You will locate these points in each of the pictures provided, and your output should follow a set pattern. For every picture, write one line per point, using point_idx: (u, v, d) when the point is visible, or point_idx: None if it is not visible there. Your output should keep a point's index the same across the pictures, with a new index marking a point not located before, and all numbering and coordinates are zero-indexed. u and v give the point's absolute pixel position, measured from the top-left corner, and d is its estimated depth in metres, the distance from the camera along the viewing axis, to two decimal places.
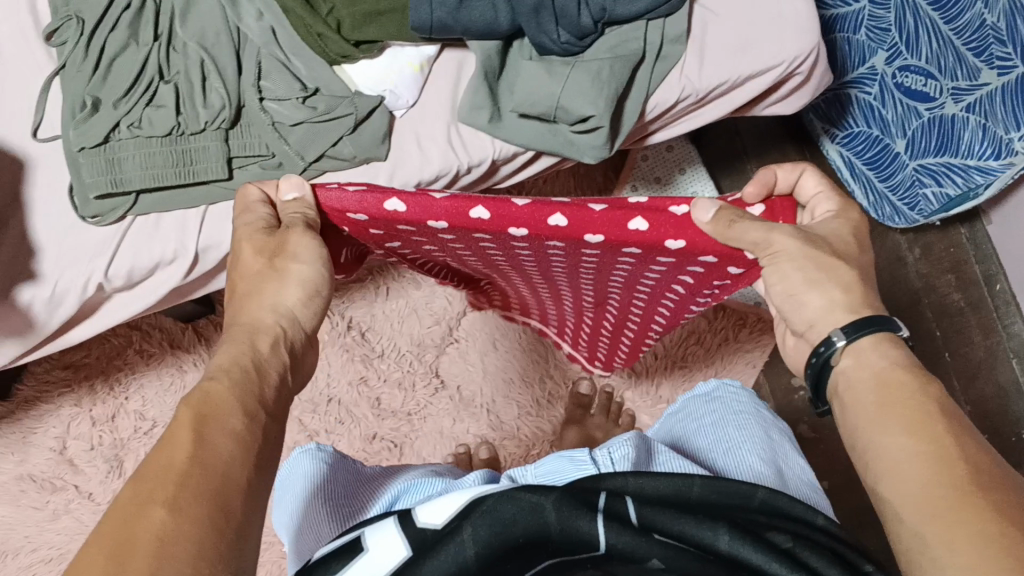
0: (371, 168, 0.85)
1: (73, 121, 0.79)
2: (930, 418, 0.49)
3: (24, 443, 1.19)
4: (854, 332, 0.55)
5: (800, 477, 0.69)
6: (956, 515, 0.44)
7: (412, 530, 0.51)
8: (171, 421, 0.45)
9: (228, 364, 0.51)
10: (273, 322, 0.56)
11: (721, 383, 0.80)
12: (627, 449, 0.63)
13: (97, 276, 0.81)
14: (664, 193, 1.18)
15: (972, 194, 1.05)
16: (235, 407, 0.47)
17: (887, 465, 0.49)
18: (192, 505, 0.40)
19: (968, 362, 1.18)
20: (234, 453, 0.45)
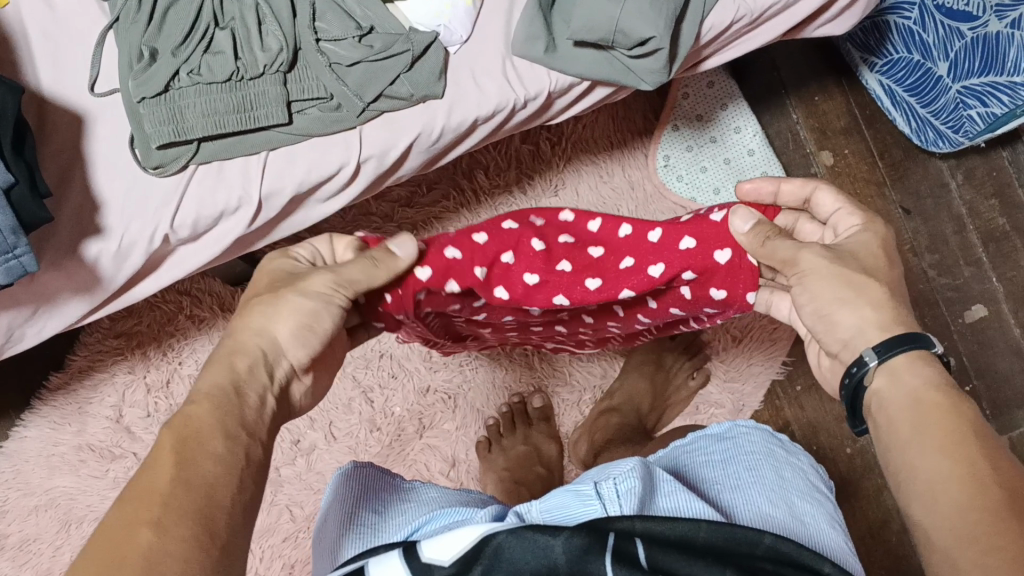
0: (428, 108, 0.85)
1: (132, 71, 0.80)
2: (961, 442, 0.52)
3: (81, 413, 1.19)
4: (885, 352, 0.58)
5: (817, 519, 0.60)
6: (991, 542, 0.46)
7: (418, 566, 0.50)
8: (155, 447, 0.49)
9: (210, 388, 0.54)
10: (257, 347, 0.58)
11: (734, 422, 0.70)
12: (634, 481, 0.55)
13: (164, 227, 0.81)
14: (706, 130, 1.26)
15: (1018, 111, 1.05)
16: (216, 432, 0.51)
17: (923, 484, 0.52)
18: (175, 528, 0.44)
19: (1017, 285, 1.21)
20: (216, 475, 0.48)
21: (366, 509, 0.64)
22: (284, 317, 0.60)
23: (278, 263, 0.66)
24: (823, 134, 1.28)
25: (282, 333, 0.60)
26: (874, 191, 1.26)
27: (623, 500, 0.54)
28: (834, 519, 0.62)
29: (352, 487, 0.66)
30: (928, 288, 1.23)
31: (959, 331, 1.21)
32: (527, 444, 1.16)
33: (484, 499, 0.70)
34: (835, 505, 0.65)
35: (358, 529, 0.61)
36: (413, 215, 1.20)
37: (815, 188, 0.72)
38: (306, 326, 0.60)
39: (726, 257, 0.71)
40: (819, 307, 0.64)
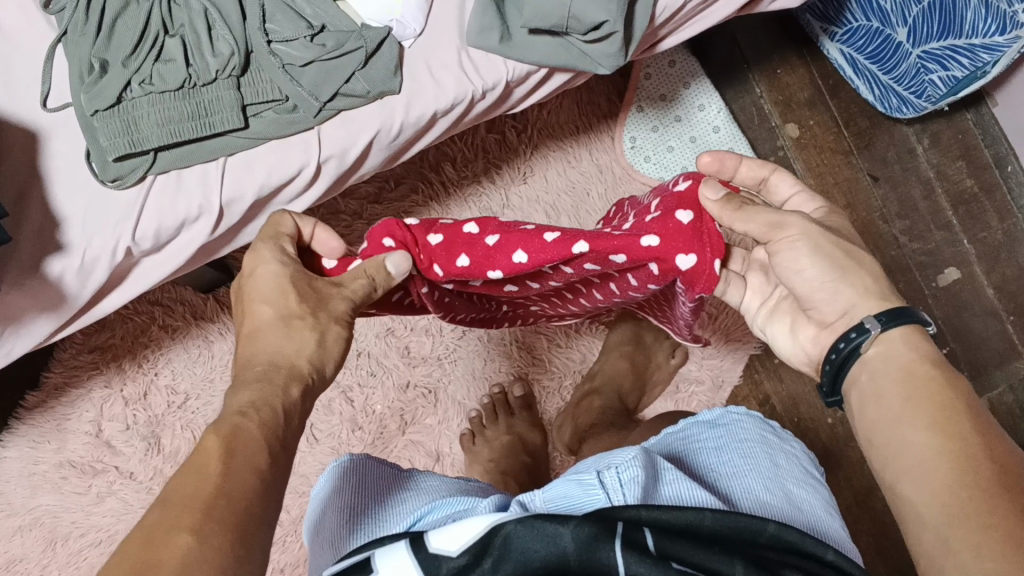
0: (386, 104, 0.85)
1: (83, 85, 0.79)
2: (955, 419, 0.53)
3: (59, 430, 1.17)
4: (888, 322, 0.59)
5: (813, 504, 0.61)
6: (981, 516, 0.47)
7: (424, 558, 0.50)
8: (200, 450, 0.48)
9: (258, 402, 0.53)
10: (307, 367, 0.59)
11: (724, 407, 0.69)
12: (637, 470, 0.55)
13: (125, 240, 0.80)
14: (670, 109, 1.26)
15: (980, 73, 1.05)
16: (261, 448, 0.50)
17: (912, 459, 0.53)
18: (215, 534, 0.43)
19: (988, 246, 1.20)
20: (256, 490, 0.48)
21: (366, 496, 0.64)
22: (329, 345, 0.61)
23: (283, 269, 0.62)
24: (788, 107, 1.28)
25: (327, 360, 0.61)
26: (841, 160, 1.27)
27: (627, 489, 0.54)
28: (829, 505, 0.62)
29: (351, 476, 0.66)
30: (899, 254, 1.24)
31: (934, 296, 1.22)
32: (510, 434, 1.15)
33: (483, 487, 0.70)
34: (828, 491, 0.65)
35: (356, 518, 0.61)
36: (381, 211, 1.19)
37: (772, 170, 0.72)
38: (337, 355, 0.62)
39: (687, 218, 0.68)
40: (821, 274, 0.63)
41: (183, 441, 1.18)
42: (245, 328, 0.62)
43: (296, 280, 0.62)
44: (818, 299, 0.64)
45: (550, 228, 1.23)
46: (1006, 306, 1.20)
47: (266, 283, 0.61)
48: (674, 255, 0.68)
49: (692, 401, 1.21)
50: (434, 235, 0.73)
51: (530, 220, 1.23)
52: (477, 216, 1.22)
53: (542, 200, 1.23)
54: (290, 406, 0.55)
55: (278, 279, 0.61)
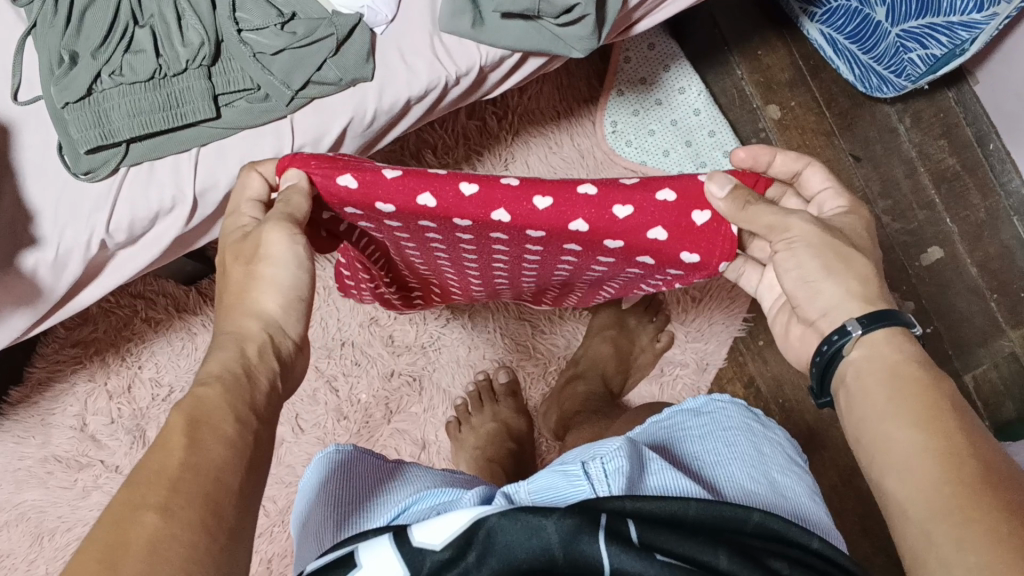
0: (358, 90, 0.85)
1: (53, 77, 0.79)
2: (939, 415, 0.50)
3: (44, 425, 1.17)
4: (870, 324, 0.56)
5: (796, 491, 0.60)
6: (967, 513, 0.45)
7: (409, 551, 0.48)
8: (164, 428, 0.44)
9: (218, 371, 0.50)
10: (258, 330, 0.55)
11: (710, 396, 0.69)
12: (621, 460, 0.54)
13: (99, 232, 0.80)
14: (650, 92, 1.26)
15: (958, 51, 1.05)
16: (228, 412, 0.47)
17: (896, 458, 0.51)
18: (184, 509, 0.40)
19: (970, 224, 1.22)
20: (228, 456, 0.44)
21: (348, 485, 0.63)
22: (272, 288, 0.57)
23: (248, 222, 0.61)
24: (769, 88, 1.27)
25: (272, 308, 0.56)
26: (822, 141, 1.26)
27: (613, 480, 0.53)
28: (813, 492, 0.62)
29: (335, 471, 0.66)
30: (884, 234, 1.22)
31: (917, 274, 1.21)
32: (495, 421, 1.15)
33: (469, 479, 0.70)
34: (812, 479, 0.65)
35: (339, 512, 0.61)
36: None
37: (807, 164, 0.68)
38: (293, 299, 0.57)
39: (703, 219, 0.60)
40: (806, 273, 0.60)
41: None
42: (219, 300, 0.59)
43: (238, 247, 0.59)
44: (798, 294, 0.62)
45: None
46: (989, 284, 1.20)
47: (224, 263, 0.60)
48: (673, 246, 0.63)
49: (677, 384, 1.20)
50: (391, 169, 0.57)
51: None
52: None
53: None
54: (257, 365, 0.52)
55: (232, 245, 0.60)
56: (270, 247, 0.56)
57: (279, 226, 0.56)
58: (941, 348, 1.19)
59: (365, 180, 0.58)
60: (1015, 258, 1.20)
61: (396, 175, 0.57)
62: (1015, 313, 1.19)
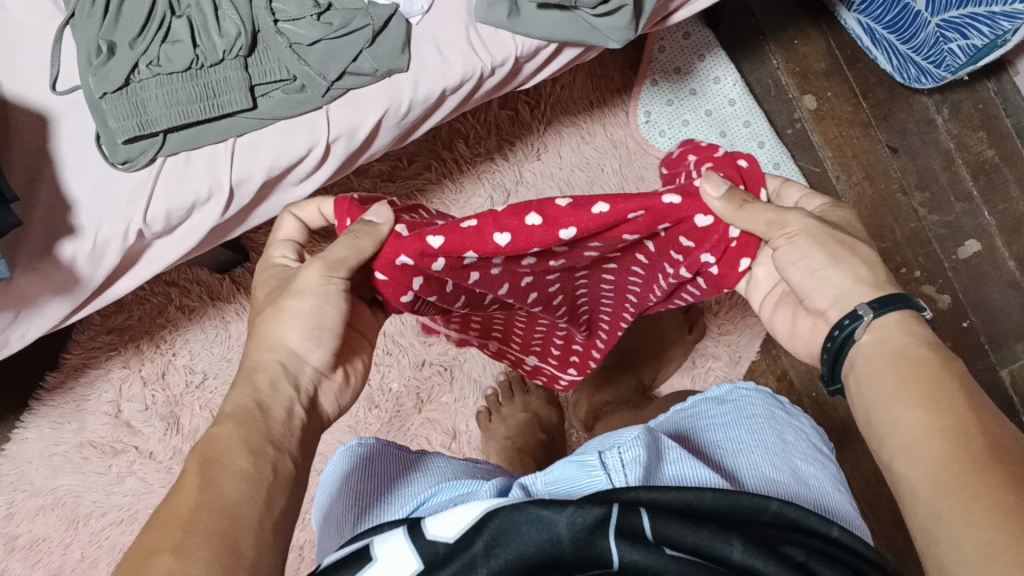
0: (394, 82, 0.85)
1: (91, 67, 0.79)
2: (946, 398, 0.49)
3: (79, 411, 1.18)
4: (880, 309, 0.55)
5: (820, 479, 0.60)
6: (974, 490, 0.44)
7: (423, 544, 0.48)
8: (180, 473, 0.46)
9: (235, 409, 0.52)
10: (273, 359, 0.58)
11: (733, 385, 0.69)
12: (639, 451, 0.54)
13: (136, 222, 0.80)
14: (685, 81, 1.25)
15: (999, 42, 1.03)
16: (241, 449, 0.48)
17: (904, 442, 0.49)
18: (198, 546, 0.41)
19: (1009, 218, 1.20)
20: (243, 493, 0.45)
21: (370, 477, 0.64)
22: (296, 322, 0.60)
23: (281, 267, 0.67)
24: (804, 78, 1.26)
25: (291, 338, 0.60)
26: (859, 132, 1.25)
27: (628, 470, 0.53)
28: (838, 480, 0.62)
29: (358, 461, 0.66)
30: (920, 227, 1.22)
31: (954, 268, 1.20)
32: (526, 411, 1.15)
33: (491, 469, 0.70)
34: (837, 468, 0.64)
35: (363, 503, 0.61)
36: (395, 189, 1.18)
37: None
38: (313, 330, 0.60)
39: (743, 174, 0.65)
40: (813, 264, 0.60)
41: (202, 420, 1.18)
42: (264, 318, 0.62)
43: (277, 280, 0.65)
44: (806, 287, 0.61)
45: None
46: None
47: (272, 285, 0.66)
48: (694, 215, 0.61)
49: (709, 377, 1.20)
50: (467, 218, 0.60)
51: (544, 196, 1.22)
52: (490, 193, 1.21)
53: (556, 176, 1.23)
54: (265, 397, 0.55)
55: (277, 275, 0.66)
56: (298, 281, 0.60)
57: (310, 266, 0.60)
58: (977, 342, 1.18)
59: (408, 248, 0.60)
60: None
61: (441, 241, 0.59)
62: None
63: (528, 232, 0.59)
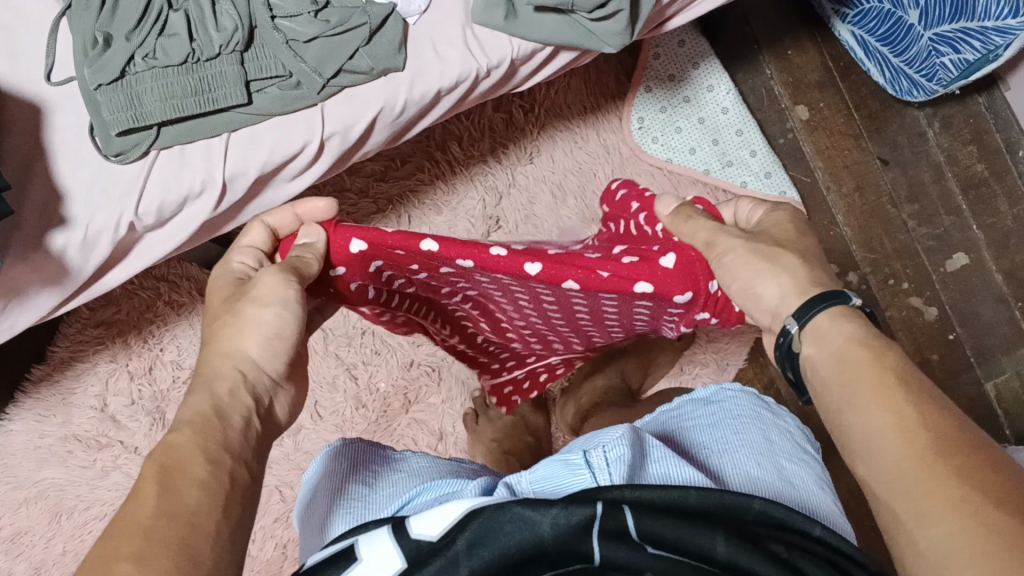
0: (389, 81, 0.85)
1: (87, 58, 0.79)
2: (890, 390, 0.47)
3: (64, 404, 1.17)
4: (803, 316, 0.55)
5: (805, 479, 0.60)
6: (929, 489, 0.42)
7: (407, 544, 0.48)
8: (137, 479, 0.45)
9: (193, 415, 0.50)
10: (233, 369, 0.55)
11: (719, 385, 0.69)
12: (623, 449, 0.54)
13: (128, 215, 0.80)
14: (679, 89, 1.25)
15: (991, 57, 1.04)
16: (200, 456, 0.47)
17: (861, 441, 0.48)
18: (158, 558, 0.40)
19: (997, 231, 1.21)
20: (204, 500, 0.44)
21: (353, 478, 0.63)
22: (255, 330, 0.58)
23: (228, 276, 0.64)
24: (798, 88, 1.27)
25: (254, 349, 0.57)
26: (850, 144, 1.25)
27: (614, 468, 0.53)
28: (822, 480, 0.62)
29: (340, 458, 0.66)
30: (909, 239, 1.23)
31: (942, 280, 1.21)
32: (512, 414, 1.15)
33: (475, 469, 0.70)
34: (821, 468, 0.65)
35: (348, 502, 0.60)
36: (387, 189, 1.19)
37: None
38: (271, 339, 0.58)
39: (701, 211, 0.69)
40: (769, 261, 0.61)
41: None
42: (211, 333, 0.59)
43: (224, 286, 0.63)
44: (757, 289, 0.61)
45: (557, 209, 1.22)
46: (1014, 292, 1.20)
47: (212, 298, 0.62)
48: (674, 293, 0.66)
49: (696, 383, 1.21)
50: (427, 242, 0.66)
51: (536, 200, 1.22)
52: (482, 195, 1.21)
53: (549, 180, 1.23)
54: (224, 404, 0.52)
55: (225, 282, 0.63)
56: (261, 290, 0.60)
57: (275, 274, 0.61)
58: (963, 355, 1.19)
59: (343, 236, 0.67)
60: None
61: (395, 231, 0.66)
62: None
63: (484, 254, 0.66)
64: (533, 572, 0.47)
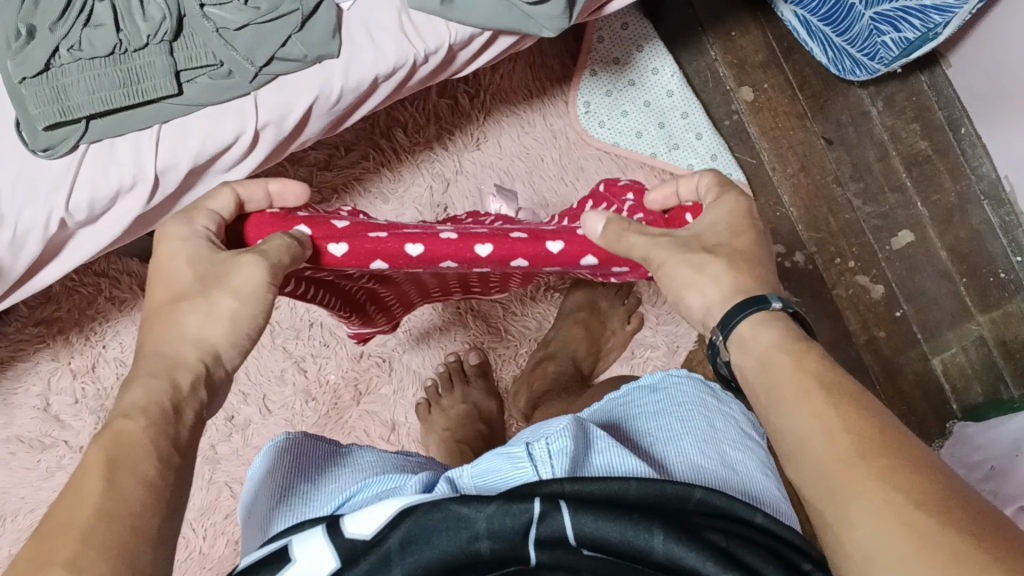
0: (324, 68, 0.83)
1: (10, 51, 0.76)
2: (813, 394, 0.47)
3: (6, 405, 1.15)
4: (726, 328, 0.55)
5: (749, 466, 0.60)
6: (850, 492, 0.42)
7: (342, 542, 0.47)
8: (82, 467, 0.43)
9: (144, 403, 0.47)
10: (195, 359, 0.52)
11: (666, 372, 0.69)
12: (566, 441, 0.53)
13: (58, 211, 0.79)
14: (624, 72, 1.25)
15: (931, 35, 1.03)
16: (150, 453, 0.45)
17: (788, 444, 0.47)
18: (97, 564, 0.38)
19: (941, 208, 1.22)
20: (146, 500, 0.43)
21: (293, 474, 0.62)
22: (220, 319, 0.54)
23: (183, 244, 0.57)
24: (741, 69, 1.27)
25: (218, 339, 0.54)
26: (795, 124, 1.26)
27: (556, 461, 0.52)
28: (766, 466, 0.62)
29: (282, 454, 0.65)
30: (854, 217, 1.24)
31: (888, 259, 1.22)
32: (466, 402, 1.14)
33: (421, 462, 0.69)
34: (766, 454, 0.65)
35: (287, 498, 0.59)
36: (332, 177, 1.17)
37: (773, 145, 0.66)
38: (239, 330, 0.55)
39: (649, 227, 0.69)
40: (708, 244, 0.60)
41: None
42: (158, 310, 0.55)
43: (192, 256, 0.57)
44: None
45: None
46: (958, 267, 1.21)
47: (165, 264, 0.57)
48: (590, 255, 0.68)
49: (647, 366, 1.21)
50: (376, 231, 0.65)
51: (484, 186, 1.21)
52: (429, 182, 1.20)
53: (496, 166, 1.22)
54: (182, 399, 0.50)
55: (181, 254, 0.57)
56: (240, 281, 0.55)
57: (260, 265, 0.56)
58: (909, 331, 1.21)
59: (319, 230, 0.64)
60: (985, 241, 1.20)
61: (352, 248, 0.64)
62: (983, 296, 1.20)
63: (440, 245, 0.65)
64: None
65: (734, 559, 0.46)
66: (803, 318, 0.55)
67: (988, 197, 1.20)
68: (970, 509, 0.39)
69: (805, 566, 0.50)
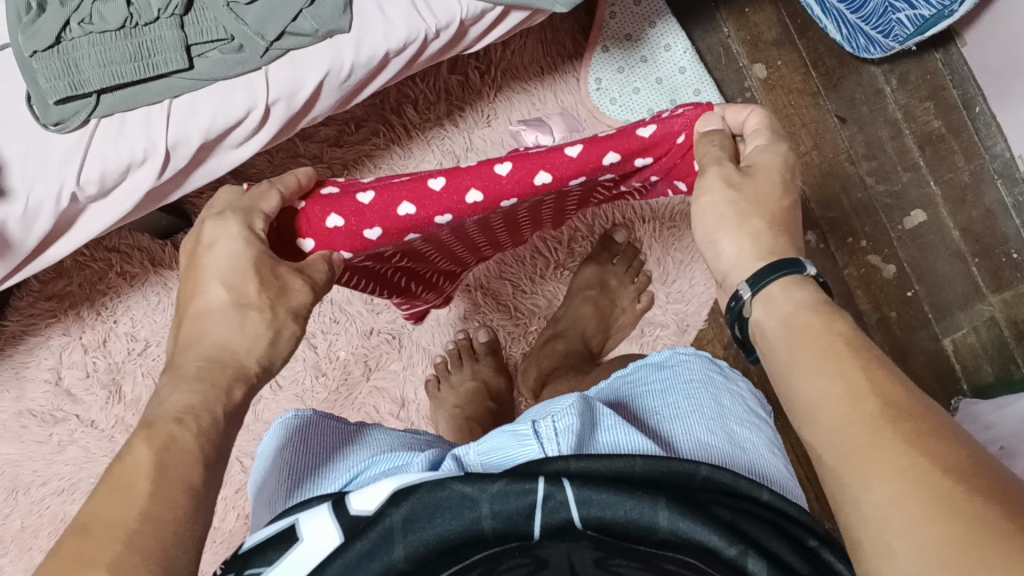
0: (335, 42, 0.83)
1: (21, 25, 0.78)
2: (836, 357, 0.47)
3: (18, 378, 1.16)
4: (758, 285, 0.54)
5: (757, 444, 0.60)
6: (868, 453, 0.42)
7: (346, 519, 0.47)
8: (126, 466, 0.44)
9: (189, 407, 0.48)
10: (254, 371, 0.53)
11: (673, 350, 0.69)
12: (571, 419, 0.53)
13: (69, 184, 0.79)
14: (636, 48, 1.24)
15: (946, 13, 1.02)
16: (196, 459, 0.46)
17: (807, 406, 0.47)
18: (136, 567, 0.39)
19: (953, 188, 1.21)
20: (187, 510, 0.43)
21: (308, 448, 0.62)
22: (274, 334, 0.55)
23: (245, 248, 0.55)
24: (755, 46, 1.26)
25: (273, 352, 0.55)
26: (808, 102, 1.25)
27: (562, 439, 0.52)
28: (773, 445, 0.62)
29: (294, 431, 0.65)
30: (867, 196, 1.23)
31: (899, 238, 1.22)
32: (475, 379, 1.14)
33: (430, 440, 0.69)
34: (773, 432, 0.65)
35: (298, 472, 0.59)
36: (342, 154, 1.18)
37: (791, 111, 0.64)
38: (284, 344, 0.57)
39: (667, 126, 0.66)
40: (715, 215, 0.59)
41: (144, 388, 1.16)
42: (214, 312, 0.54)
43: (256, 260, 0.55)
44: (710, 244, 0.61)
45: None
46: (970, 247, 1.20)
47: (226, 263, 0.54)
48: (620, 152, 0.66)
49: (657, 345, 1.20)
50: (403, 205, 0.64)
51: None
52: (439, 160, 1.20)
53: (507, 143, 1.22)
54: (232, 410, 0.51)
55: (248, 259, 0.55)
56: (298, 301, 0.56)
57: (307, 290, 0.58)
58: (920, 310, 1.20)
59: (350, 217, 0.64)
60: (999, 222, 1.20)
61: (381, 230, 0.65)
62: (996, 277, 1.19)
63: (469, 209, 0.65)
64: (467, 555, 0.46)
65: (743, 534, 0.46)
66: (830, 288, 0.55)
67: (1003, 176, 1.20)
68: (990, 474, 0.38)
69: (812, 542, 0.49)
